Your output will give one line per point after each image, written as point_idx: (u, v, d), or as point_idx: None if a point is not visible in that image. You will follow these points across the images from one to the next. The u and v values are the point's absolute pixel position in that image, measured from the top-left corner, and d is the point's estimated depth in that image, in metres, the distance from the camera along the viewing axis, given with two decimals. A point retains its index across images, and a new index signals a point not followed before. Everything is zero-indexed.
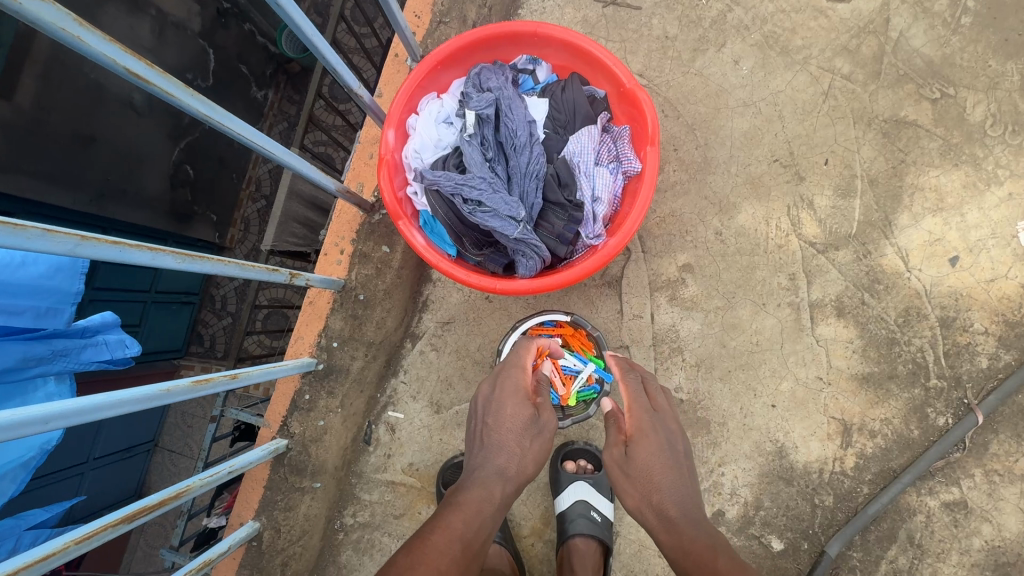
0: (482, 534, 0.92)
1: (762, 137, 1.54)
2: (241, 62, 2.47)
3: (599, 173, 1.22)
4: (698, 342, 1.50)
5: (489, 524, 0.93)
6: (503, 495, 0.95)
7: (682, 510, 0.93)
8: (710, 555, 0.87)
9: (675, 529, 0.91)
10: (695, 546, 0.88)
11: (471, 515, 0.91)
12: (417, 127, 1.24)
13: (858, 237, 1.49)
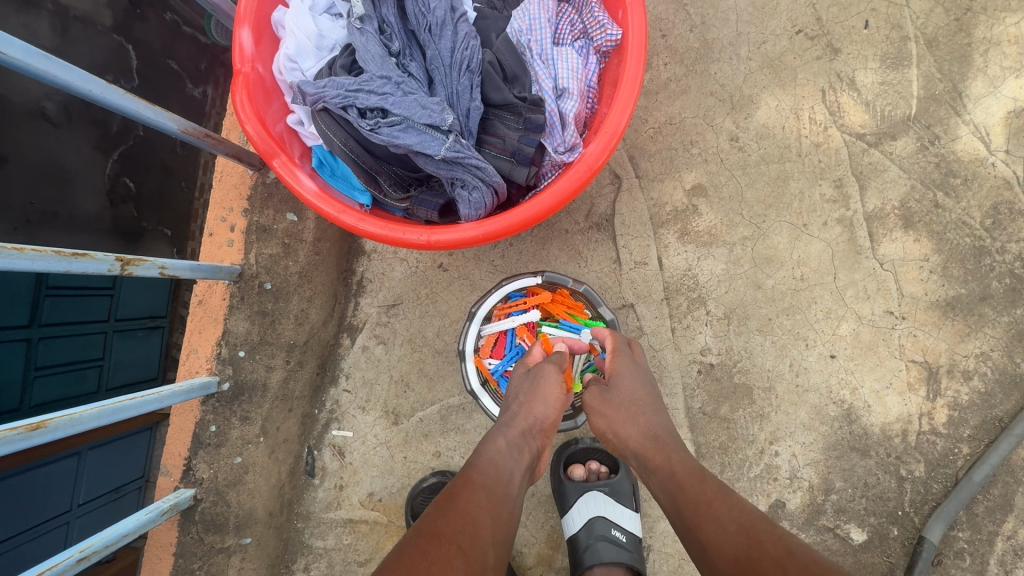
0: (510, 486, 0.67)
1: (777, 3, 1.15)
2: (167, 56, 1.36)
3: (562, 57, 0.83)
4: (723, 287, 1.13)
5: (515, 471, 0.69)
6: (513, 439, 0.73)
7: (673, 443, 0.72)
8: (703, 478, 0.67)
9: (663, 452, 0.71)
10: (684, 470, 0.68)
11: (486, 465, 0.68)
12: (287, 23, 0.84)
13: (920, 118, 1.12)
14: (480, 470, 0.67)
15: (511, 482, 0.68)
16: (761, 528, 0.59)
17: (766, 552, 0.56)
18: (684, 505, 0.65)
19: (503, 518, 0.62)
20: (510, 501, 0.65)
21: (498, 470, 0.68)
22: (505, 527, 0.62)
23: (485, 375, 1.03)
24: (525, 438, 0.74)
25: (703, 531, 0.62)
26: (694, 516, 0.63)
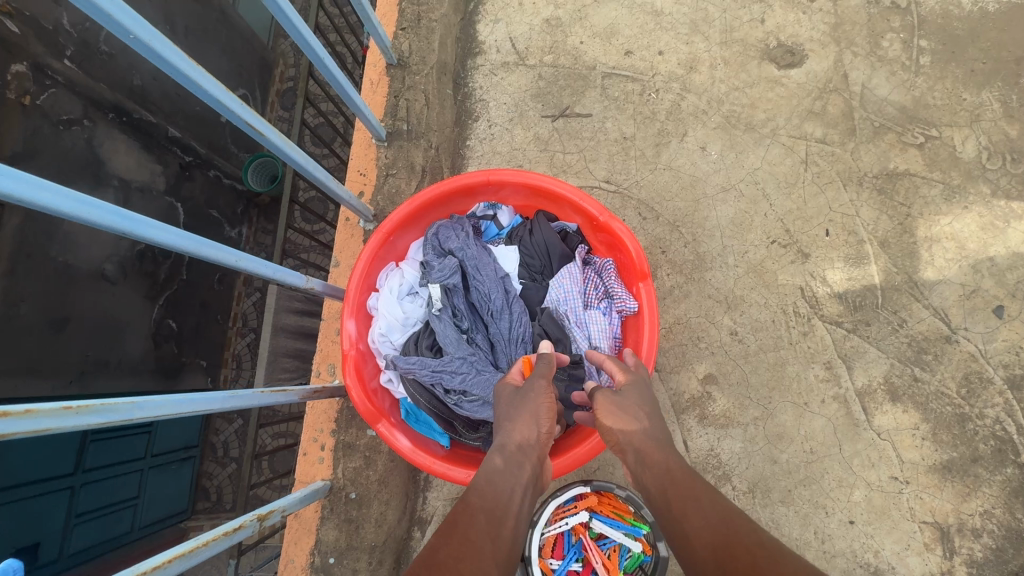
0: (511, 507, 0.64)
1: (752, 221, 1.42)
2: (210, 208, 2.34)
3: (593, 317, 1.06)
4: (744, 464, 1.30)
5: (515, 488, 0.67)
6: (511, 456, 0.71)
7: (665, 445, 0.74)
8: (693, 477, 0.69)
9: (663, 450, 0.73)
10: (674, 469, 0.70)
11: (485, 488, 0.66)
12: (379, 307, 1.10)
13: (886, 306, 1.34)
14: (480, 494, 0.65)
15: (511, 500, 0.65)
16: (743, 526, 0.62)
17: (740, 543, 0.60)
18: (673, 495, 0.67)
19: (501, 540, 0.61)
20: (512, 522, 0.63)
21: (500, 496, 0.65)
22: (508, 547, 0.61)
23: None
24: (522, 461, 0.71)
25: (687, 522, 0.64)
26: (679, 501, 0.66)
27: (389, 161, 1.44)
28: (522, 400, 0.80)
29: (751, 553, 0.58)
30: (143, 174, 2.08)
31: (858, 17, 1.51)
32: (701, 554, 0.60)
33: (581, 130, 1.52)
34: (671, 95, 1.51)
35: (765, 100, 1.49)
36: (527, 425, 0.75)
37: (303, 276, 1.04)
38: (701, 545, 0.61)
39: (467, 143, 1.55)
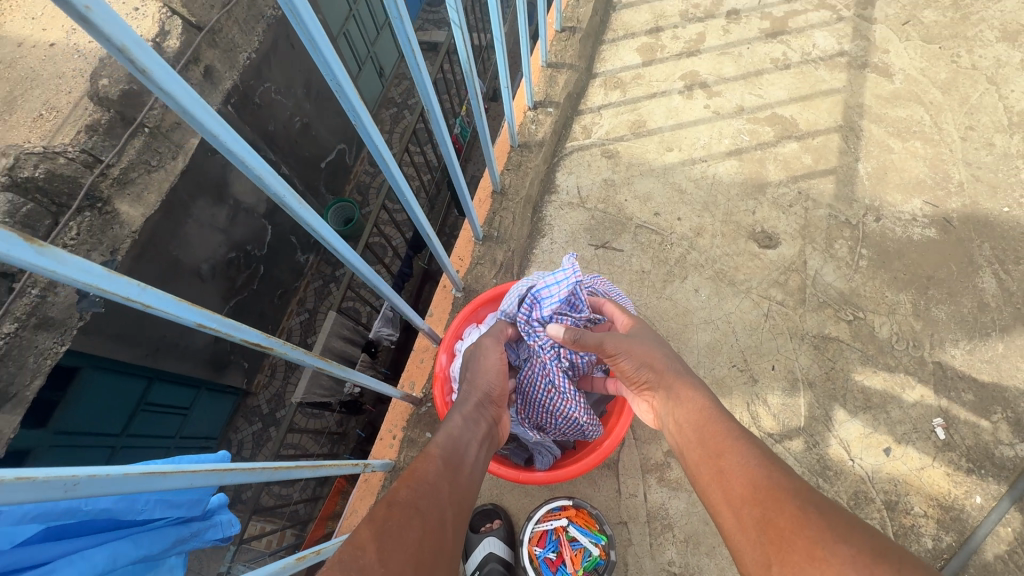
0: (465, 459, 1.24)
1: (722, 347, 2.00)
2: (291, 234, 4.16)
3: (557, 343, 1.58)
4: (685, 519, 1.79)
5: (471, 442, 1.29)
6: (468, 417, 1.36)
7: (702, 403, 1.18)
8: (724, 427, 1.10)
9: (695, 404, 1.19)
10: (718, 428, 1.10)
11: (447, 441, 1.26)
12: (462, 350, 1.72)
13: (806, 429, 1.87)
14: (442, 444, 1.24)
15: (466, 454, 1.25)
16: (767, 456, 1.00)
17: (764, 483, 0.95)
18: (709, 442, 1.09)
19: (455, 477, 1.17)
20: (462, 464, 1.22)
21: (451, 447, 1.24)
22: (458, 473, 1.19)
23: (532, 558, 1.62)
24: (473, 418, 1.37)
25: (725, 459, 1.04)
26: (721, 451, 1.06)
27: (480, 254, 2.11)
28: (478, 365, 1.52)
29: (771, 494, 0.92)
30: (247, 197, 3.67)
31: (821, 224, 2.17)
32: (740, 488, 0.97)
33: (614, 259, 2.17)
34: (681, 249, 2.16)
35: (746, 266, 2.12)
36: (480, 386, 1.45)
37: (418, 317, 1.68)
38: (740, 483, 0.98)
39: (535, 250, 2.21)
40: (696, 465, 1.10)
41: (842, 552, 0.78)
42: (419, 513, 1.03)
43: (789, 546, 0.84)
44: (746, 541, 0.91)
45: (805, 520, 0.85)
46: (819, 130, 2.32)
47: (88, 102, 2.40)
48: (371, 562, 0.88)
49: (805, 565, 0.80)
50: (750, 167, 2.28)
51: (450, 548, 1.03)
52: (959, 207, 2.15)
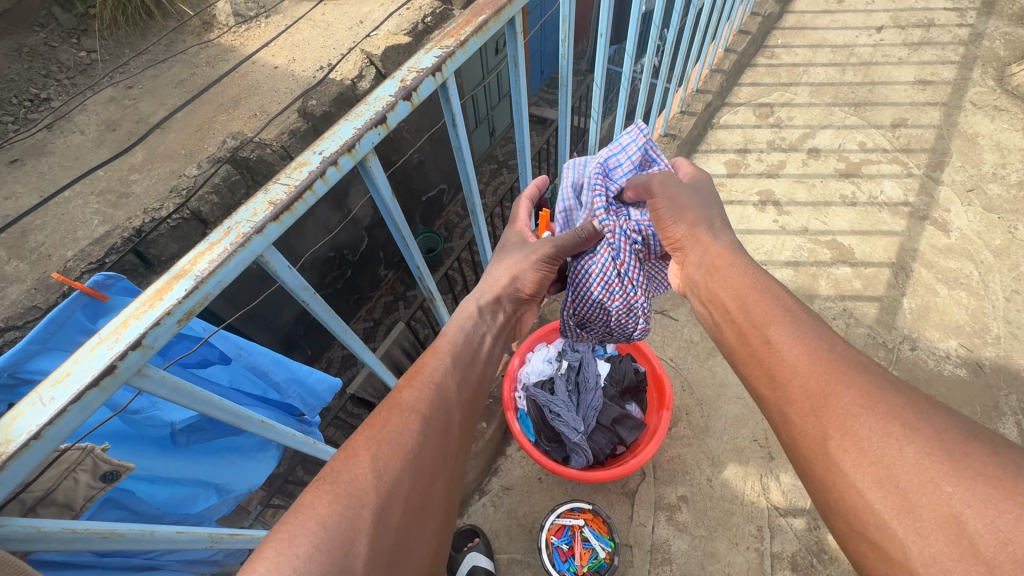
0: (475, 356, 1.31)
1: (748, 421, 2.27)
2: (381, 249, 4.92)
3: (626, 214, 1.47)
4: (684, 558, 2.02)
5: (483, 338, 1.37)
6: (485, 314, 1.40)
7: (743, 272, 1.22)
8: (765, 299, 1.14)
9: (732, 270, 1.23)
10: (775, 307, 1.11)
11: (461, 335, 1.32)
12: (531, 359, 2.10)
13: (810, 512, 2.07)
14: (454, 337, 1.31)
15: (478, 348, 1.33)
16: (826, 337, 1.01)
17: (822, 361, 0.97)
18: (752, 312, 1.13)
19: (462, 371, 1.25)
20: (472, 361, 1.29)
21: (462, 344, 1.29)
22: (465, 369, 1.26)
23: (548, 544, 1.93)
24: (490, 311, 1.42)
25: (770, 331, 1.07)
26: (764, 323, 1.10)
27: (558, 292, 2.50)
28: (513, 260, 1.46)
29: (829, 368, 0.95)
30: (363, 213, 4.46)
31: (859, 341, 2.44)
32: (796, 364, 0.99)
33: (667, 326, 2.53)
34: None
35: None
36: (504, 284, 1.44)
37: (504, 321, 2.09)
38: (797, 359, 0.99)
39: None
40: (740, 339, 1.13)
41: (922, 430, 0.82)
42: (421, 418, 1.08)
43: (853, 425, 0.87)
44: (799, 416, 0.95)
45: (872, 402, 0.87)
46: (872, 262, 2.65)
47: (293, 114, 3.17)
48: (364, 471, 0.97)
49: (874, 438, 0.84)
50: (804, 279, 2.62)
51: (452, 447, 1.12)
52: (994, 356, 2.37)
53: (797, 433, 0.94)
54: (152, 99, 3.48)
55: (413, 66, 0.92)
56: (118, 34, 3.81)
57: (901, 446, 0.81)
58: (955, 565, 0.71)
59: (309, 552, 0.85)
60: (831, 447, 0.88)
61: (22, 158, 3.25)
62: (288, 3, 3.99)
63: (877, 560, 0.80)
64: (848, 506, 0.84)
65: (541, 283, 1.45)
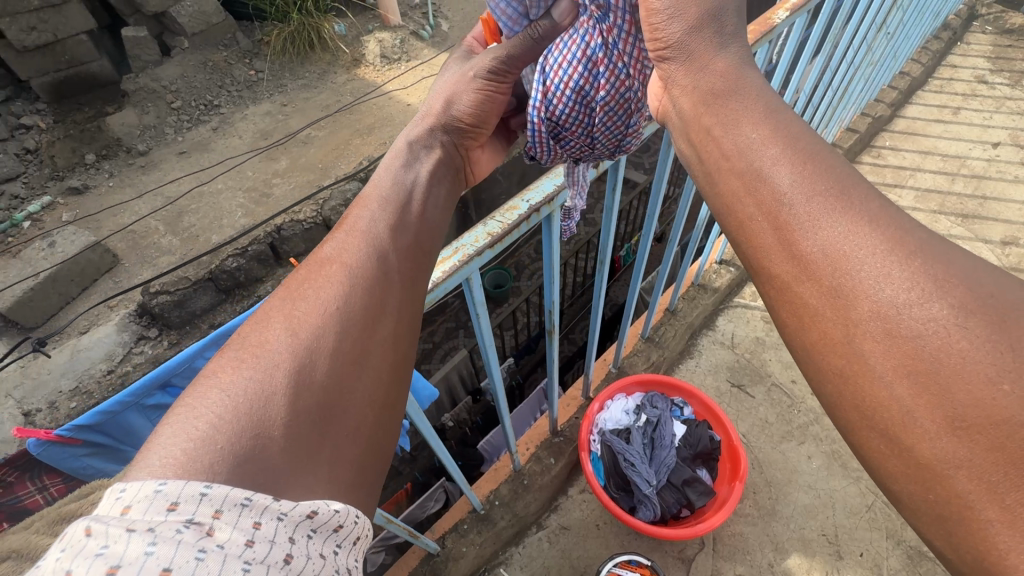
0: (405, 190, 0.98)
1: (818, 514, 2.22)
2: None
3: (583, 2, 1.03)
4: None
5: (411, 169, 1.04)
6: (423, 144, 1.11)
7: (745, 96, 0.82)
8: (774, 131, 0.77)
9: (733, 90, 0.83)
10: (787, 137, 0.76)
11: (380, 174, 1.01)
12: (610, 407, 2.18)
13: None
14: (374, 183, 1.00)
15: (404, 181, 1.00)
16: (863, 188, 0.69)
17: (849, 232, 0.65)
18: (754, 157, 0.76)
19: (387, 210, 0.93)
20: (395, 195, 0.97)
21: (388, 186, 0.99)
22: (396, 213, 0.94)
23: None
24: (423, 144, 1.11)
25: (780, 187, 0.72)
26: (777, 176, 0.73)
27: (640, 347, 2.56)
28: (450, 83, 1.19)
29: (858, 244, 0.64)
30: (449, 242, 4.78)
31: None
32: (815, 242, 0.67)
33: (743, 401, 2.55)
34: (807, 417, 2.47)
35: None
36: (439, 107, 1.16)
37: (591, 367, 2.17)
38: (818, 236, 0.67)
39: (679, 366, 2.68)
40: (735, 194, 0.77)
41: (979, 322, 0.55)
42: (343, 268, 0.82)
43: (895, 309, 0.59)
44: (811, 295, 0.66)
45: (909, 277, 0.60)
46: None
47: None
48: (273, 333, 0.74)
49: (913, 342, 0.57)
50: None
51: (389, 299, 0.84)
52: None
53: (810, 317, 0.66)
54: (301, 117, 4.00)
55: (599, 142, 1.10)
56: (282, 61, 4.37)
57: (950, 336, 0.56)
58: (1005, 483, 0.51)
59: (214, 426, 0.63)
60: (860, 338, 0.61)
61: (189, 151, 3.81)
62: (427, 52, 4.50)
63: (905, 483, 0.58)
64: (878, 416, 0.60)
65: (479, 108, 1.14)
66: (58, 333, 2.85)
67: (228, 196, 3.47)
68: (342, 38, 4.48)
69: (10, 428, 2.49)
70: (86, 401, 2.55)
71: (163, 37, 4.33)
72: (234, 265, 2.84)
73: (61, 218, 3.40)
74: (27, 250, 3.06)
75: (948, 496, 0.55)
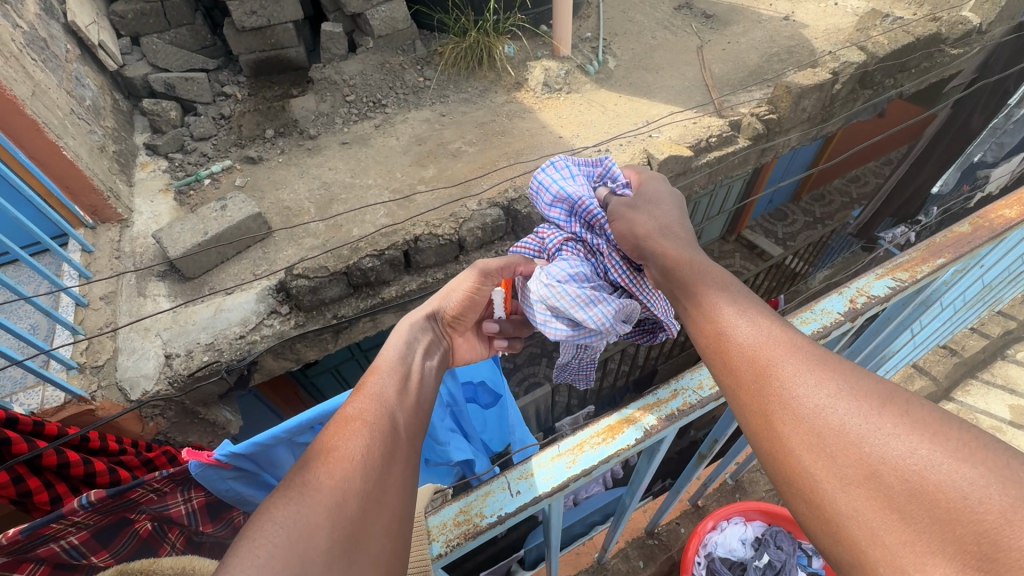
0: (410, 359, 1.02)
1: None
2: None
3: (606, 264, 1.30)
4: None
5: (415, 344, 1.11)
6: (416, 327, 1.19)
7: (696, 258, 1.07)
8: (713, 282, 0.99)
9: (688, 255, 1.08)
10: (722, 286, 0.97)
11: (388, 346, 1.06)
12: (724, 529, 1.91)
13: None
14: (382, 352, 1.04)
15: (408, 353, 1.05)
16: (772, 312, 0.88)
17: (761, 342, 0.81)
18: (700, 300, 0.96)
19: (399, 371, 0.96)
20: (402, 360, 1.01)
21: (393, 351, 1.04)
22: (405, 374, 0.96)
23: None
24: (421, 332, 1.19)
25: (715, 316, 0.90)
26: (710, 309, 0.92)
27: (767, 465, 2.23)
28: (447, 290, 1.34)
29: (769, 348, 0.80)
30: None
31: None
32: (739, 347, 0.83)
33: None
34: None
35: None
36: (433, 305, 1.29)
37: (716, 469, 1.94)
38: (739, 345, 0.83)
39: None
40: (693, 325, 0.94)
41: (852, 402, 0.69)
42: (365, 424, 0.78)
43: (793, 396, 0.72)
44: (739, 393, 0.79)
45: (808, 374, 0.74)
46: None
47: None
48: (316, 475, 0.68)
49: (811, 419, 0.69)
50: None
51: (403, 449, 0.78)
52: None
53: (740, 411, 0.78)
54: (456, 130, 4.11)
55: (861, 288, 0.95)
56: (451, 72, 4.53)
57: (832, 413, 0.68)
58: (891, 530, 0.58)
59: (271, 555, 0.58)
60: (776, 420, 0.72)
61: (350, 143, 4.06)
62: (589, 87, 4.46)
63: (834, 545, 0.63)
64: (796, 483, 0.67)
65: (466, 306, 1.31)
66: (207, 289, 3.07)
67: (375, 194, 3.62)
68: (510, 60, 4.57)
69: (152, 365, 2.71)
70: (217, 359, 2.75)
71: (353, 35, 4.67)
72: (369, 264, 2.88)
73: (235, 182, 3.76)
74: (203, 207, 3.35)
75: (853, 549, 0.60)
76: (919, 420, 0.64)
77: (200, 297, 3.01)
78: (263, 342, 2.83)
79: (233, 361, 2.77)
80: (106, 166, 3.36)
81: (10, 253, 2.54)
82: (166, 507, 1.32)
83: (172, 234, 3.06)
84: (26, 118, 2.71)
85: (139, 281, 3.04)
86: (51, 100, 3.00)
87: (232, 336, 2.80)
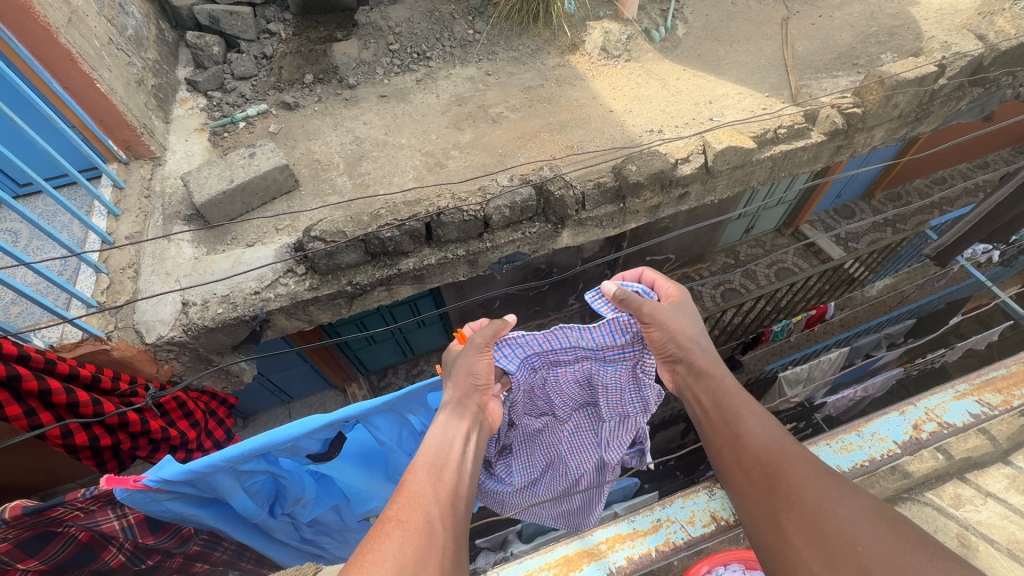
0: (451, 454, 1.23)
1: None
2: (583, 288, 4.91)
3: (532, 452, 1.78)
4: None
5: (456, 437, 1.28)
6: (455, 411, 1.34)
7: (722, 369, 1.35)
8: (731, 394, 1.27)
9: (715, 365, 1.37)
10: (740, 398, 1.26)
11: (431, 441, 1.25)
12: None
13: None
14: (425, 449, 1.23)
15: (450, 449, 1.24)
16: (781, 427, 1.16)
17: (775, 451, 1.11)
18: (724, 407, 1.25)
19: (440, 467, 1.19)
20: (433, 453, 1.22)
21: (434, 447, 1.24)
22: (447, 471, 1.18)
23: None
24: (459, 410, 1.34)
25: (736, 425, 1.19)
26: (730, 420, 1.21)
27: None
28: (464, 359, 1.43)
29: (779, 459, 1.09)
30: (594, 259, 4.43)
31: None
32: (757, 455, 1.12)
33: None
34: None
35: None
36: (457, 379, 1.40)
37: None
38: (758, 453, 1.12)
39: None
40: (713, 427, 1.24)
41: (849, 511, 0.96)
42: (398, 526, 1.01)
43: (796, 502, 1.01)
44: (754, 495, 1.08)
45: (811, 485, 1.02)
46: None
47: (607, 170, 3.13)
48: None
49: (815, 522, 0.96)
50: None
51: (435, 544, 1.00)
52: None
53: (754, 509, 1.06)
54: (499, 93, 3.83)
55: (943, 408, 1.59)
56: (502, 27, 4.20)
57: (830, 517, 0.96)
58: None
59: None
60: (784, 521, 1.00)
61: (388, 97, 3.86)
62: (651, 57, 4.05)
63: None
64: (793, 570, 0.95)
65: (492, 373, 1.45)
66: (230, 238, 3.04)
67: (407, 156, 3.45)
68: (568, 18, 4.22)
69: (169, 311, 2.71)
70: (230, 312, 2.72)
71: None
72: (388, 235, 2.73)
73: (269, 128, 3.66)
74: (232, 152, 3.27)
75: None
76: (899, 529, 0.92)
77: (222, 247, 2.99)
78: (276, 301, 2.79)
79: (246, 316, 2.73)
80: (142, 101, 3.31)
81: (36, 184, 2.48)
82: (100, 523, 1.59)
83: (199, 177, 2.99)
84: (60, 48, 2.65)
85: (164, 224, 3.03)
86: (88, 29, 2.93)
87: (247, 291, 2.77)
